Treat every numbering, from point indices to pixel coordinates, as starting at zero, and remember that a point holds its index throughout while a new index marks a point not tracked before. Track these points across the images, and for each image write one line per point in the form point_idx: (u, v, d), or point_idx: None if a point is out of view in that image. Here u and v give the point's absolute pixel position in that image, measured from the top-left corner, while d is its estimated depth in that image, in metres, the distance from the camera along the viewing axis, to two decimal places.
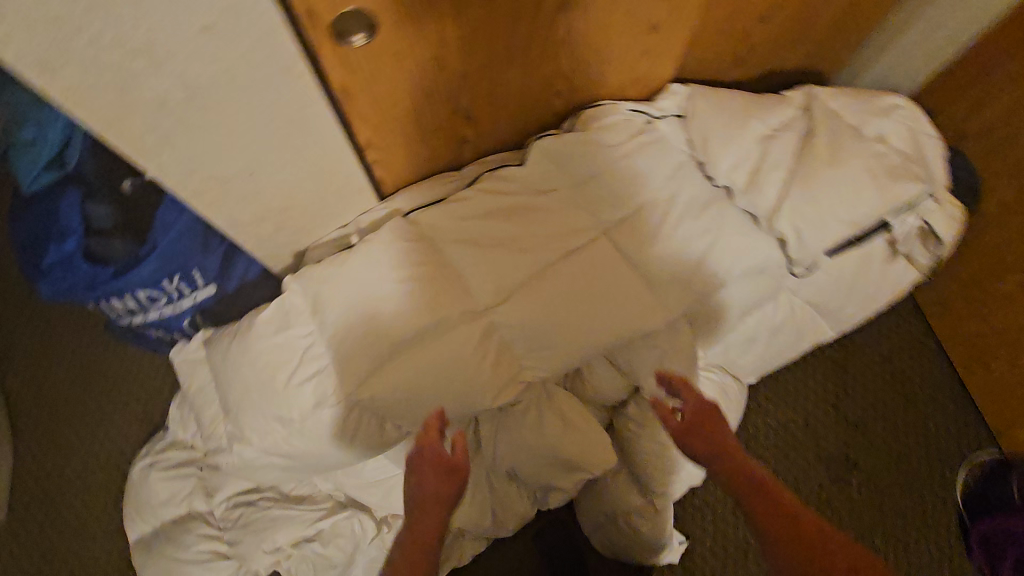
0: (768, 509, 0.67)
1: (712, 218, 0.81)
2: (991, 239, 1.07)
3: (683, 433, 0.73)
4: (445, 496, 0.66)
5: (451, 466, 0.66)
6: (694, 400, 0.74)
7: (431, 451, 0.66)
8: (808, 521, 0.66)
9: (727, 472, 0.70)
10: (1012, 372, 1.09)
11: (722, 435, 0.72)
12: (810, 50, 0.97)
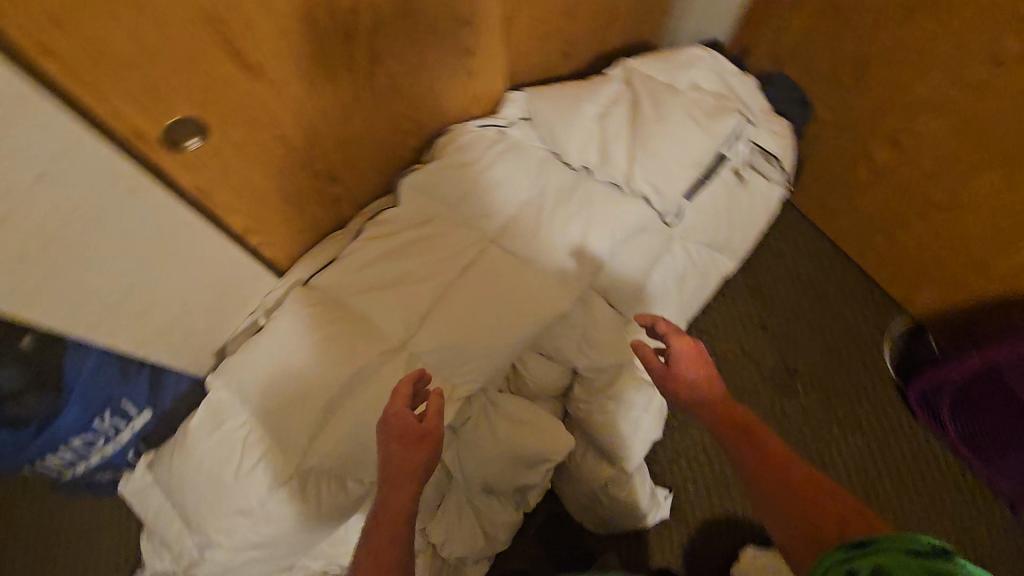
0: (762, 465, 0.69)
1: (582, 198, 0.89)
2: (834, 138, 1.20)
3: (667, 376, 0.78)
4: (414, 464, 0.62)
5: (422, 432, 0.63)
6: (676, 344, 0.78)
7: (399, 416, 0.64)
8: (799, 472, 0.68)
9: (717, 418, 0.75)
10: (892, 245, 1.22)
11: (709, 377, 0.77)
12: (623, 28, 1.07)
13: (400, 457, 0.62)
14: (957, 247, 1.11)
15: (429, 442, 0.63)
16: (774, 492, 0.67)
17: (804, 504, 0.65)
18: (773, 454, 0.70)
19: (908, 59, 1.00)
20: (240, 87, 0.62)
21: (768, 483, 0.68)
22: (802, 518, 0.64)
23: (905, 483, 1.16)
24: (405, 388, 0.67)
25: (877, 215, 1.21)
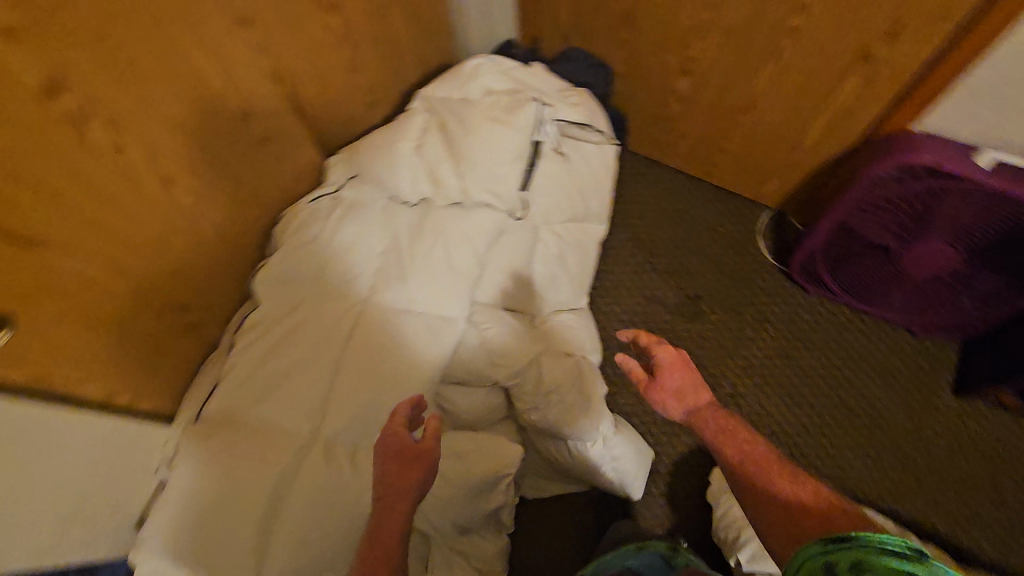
0: (747, 466, 0.73)
1: (433, 228, 0.90)
2: (640, 87, 1.31)
3: (654, 386, 0.81)
4: (409, 482, 0.64)
5: (417, 452, 0.65)
6: (659, 352, 0.83)
7: (394, 436, 0.65)
8: (783, 472, 0.72)
9: (703, 422, 0.78)
10: (726, 156, 1.35)
11: (692, 383, 0.81)
12: (416, 61, 1.12)
13: (392, 471, 0.64)
14: (773, 138, 1.23)
15: (426, 462, 0.64)
16: (761, 487, 0.71)
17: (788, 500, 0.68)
18: (762, 457, 0.74)
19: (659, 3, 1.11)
20: (30, 264, 0.58)
21: (756, 481, 0.71)
22: (785, 508, 0.68)
23: (817, 348, 1.31)
24: (402, 406, 0.68)
25: (702, 137, 1.33)
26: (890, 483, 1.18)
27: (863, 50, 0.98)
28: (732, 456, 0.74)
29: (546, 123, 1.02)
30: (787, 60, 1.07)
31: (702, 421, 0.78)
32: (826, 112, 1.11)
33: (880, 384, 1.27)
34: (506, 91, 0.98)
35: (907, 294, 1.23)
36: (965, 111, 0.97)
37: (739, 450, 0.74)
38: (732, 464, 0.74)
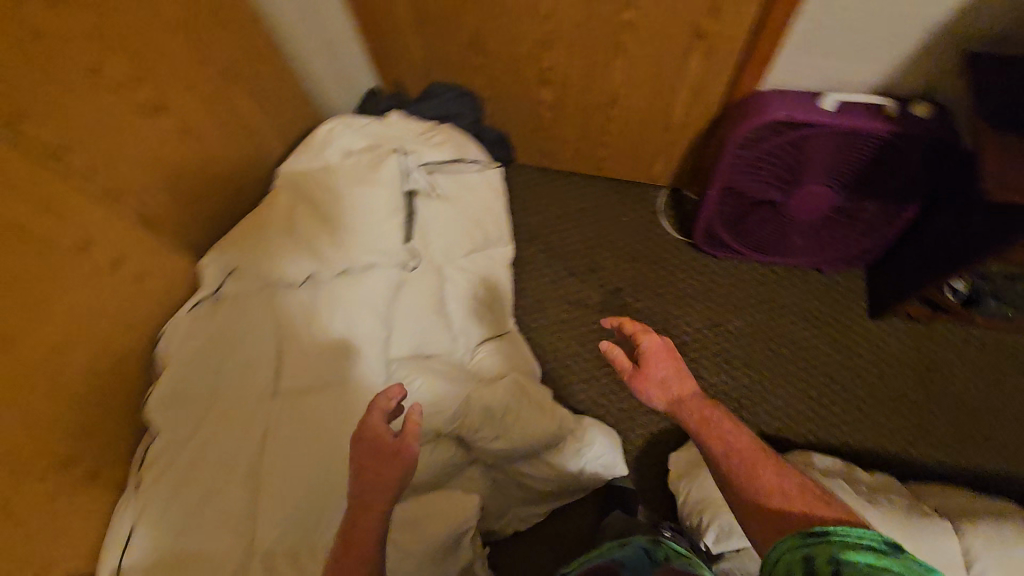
0: (732, 452, 0.73)
1: (321, 305, 0.87)
2: (510, 104, 1.32)
3: (641, 375, 0.81)
4: (387, 479, 0.63)
5: (393, 448, 0.64)
6: (646, 342, 0.83)
7: (374, 432, 0.65)
8: (765, 463, 0.71)
9: (688, 412, 0.78)
10: (609, 150, 1.38)
11: (678, 371, 0.82)
12: (274, 135, 1.08)
13: (368, 461, 0.64)
14: (644, 124, 1.27)
15: (405, 456, 0.63)
16: (742, 478, 0.70)
17: (770, 489, 0.68)
18: (744, 445, 0.73)
19: (499, 27, 1.12)
20: None
21: (737, 470, 0.71)
22: (766, 501, 0.67)
23: (736, 309, 1.37)
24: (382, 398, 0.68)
25: (581, 137, 1.36)
26: (833, 420, 1.26)
27: (695, 33, 1.03)
28: (714, 446, 0.74)
29: (413, 169, 1.01)
30: (632, 53, 1.10)
31: (686, 408, 0.78)
32: (683, 92, 1.16)
33: (803, 329, 1.34)
34: (363, 151, 0.98)
35: (807, 237, 1.29)
36: (824, 60, 1.01)
37: (723, 438, 0.74)
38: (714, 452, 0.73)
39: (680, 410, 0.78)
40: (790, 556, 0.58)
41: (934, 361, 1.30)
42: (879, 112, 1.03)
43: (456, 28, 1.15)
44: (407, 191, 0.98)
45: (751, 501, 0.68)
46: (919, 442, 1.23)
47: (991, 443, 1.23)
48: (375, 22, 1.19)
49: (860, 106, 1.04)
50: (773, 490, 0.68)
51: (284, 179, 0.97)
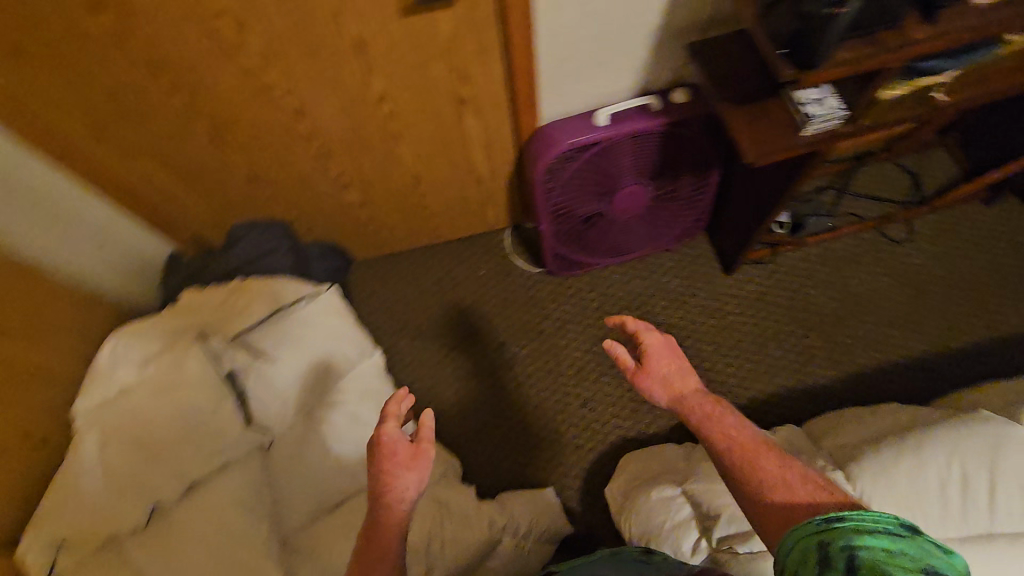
0: (734, 443, 0.71)
1: (167, 545, 0.79)
2: (322, 215, 1.27)
3: (645, 372, 0.80)
4: (401, 485, 0.69)
5: (413, 453, 0.70)
6: (649, 339, 0.81)
7: (388, 444, 0.70)
8: (771, 455, 0.69)
9: (694, 405, 0.76)
10: (437, 218, 1.38)
11: (682, 367, 0.80)
12: (64, 362, 0.95)
13: (388, 467, 0.70)
14: (457, 187, 1.28)
15: (422, 461, 0.70)
16: (744, 469, 0.68)
17: (776, 482, 0.66)
18: (747, 438, 0.71)
19: (273, 156, 1.07)
20: None
21: (741, 460, 0.69)
22: (769, 495, 0.65)
23: (611, 316, 1.41)
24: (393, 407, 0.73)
25: (405, 219, 1.35)
26: (733, 380, 1.34)
27: (455, 103, 1.04)
28: (715, 438, 0.72)
29: (225, 348, 0.98)
30: (414, 134, 1.09)
31: (688, 402, 0.77)
32: (473, 150, 1.18)
33: (676, 310, 1.41)
34: (162, 356, 0.93)
35: (647, 226, 1.35)
36: (590, 81, 1.06)
37: (725, 430, 0.72)
38: (714, 445, 0.72)
39: (682, 405, 0.77)
40: (805, 542, 0.55)
41: (792, 291, 1.42)
42: (647, 111, 1.09)
43: (225, 173, 1.08)
44: (228, 374, 0.96)
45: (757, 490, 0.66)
46: (806, 368, 1.34)
47: (861, 343, 1.36)
48: (139, 193, 1.08)
49: (630, 112, 1.10)
50: (778, 483, 0.65)
51: (82, 419, 0.87)
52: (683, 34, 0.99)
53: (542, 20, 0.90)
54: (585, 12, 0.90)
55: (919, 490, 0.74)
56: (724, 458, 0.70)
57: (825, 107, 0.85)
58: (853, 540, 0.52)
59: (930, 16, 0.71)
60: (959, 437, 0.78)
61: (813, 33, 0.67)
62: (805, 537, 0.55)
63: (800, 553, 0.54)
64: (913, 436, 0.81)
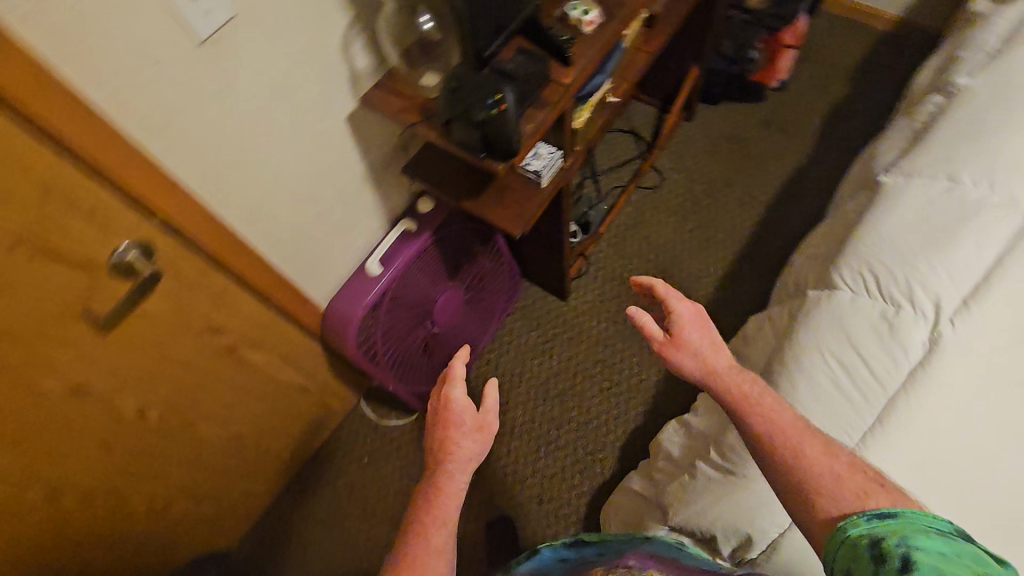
0: (773, 418, 0.67)
1: None
2: (162, 539, 1.05)
3: (678, 346, 0.76)
4: (463, 456, 0.75)
5: (478, 425, 0.77)
6: (678, 310, 0.78)
7: (453, 419, 0.76)
8: (821, 441, 0.64)
9: (730, 377, 0.72)
10: (288, 445, 1.22)
11: (712, 336, 0.77)
12: None
13: (455, 429, 0.76)
14: (285, 408, 1.14)
15: (486, 437, 0.77)
16: (793, 460, 0.63)
17: (831, 476, 0.61)
18: (794, 424, 0.66)
19: (58, 543, 0.85)
20: None
21: (782, 448, 0.65)
22: (815, 490, 0.61)
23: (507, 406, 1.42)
24: (459, 367, 0.77)
25: (256, 469, 1.17)
26: (634, 380, 1.43)
27: (229, 355, 0.93)
28: (748, 414, 0.68)
29: None
30: (207, 407, 0.95)
31: (723, 369, 0.73)
32: (278, 374, 1.06)
33: (551, 362, 1.46)
34: None
35: (478, 314, 1.35)
36: (341, 247, 1.02)
37: (767, 408, 0.68)
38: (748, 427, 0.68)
39: (717, 371, 0.73)
40: (858, 534, 0.56)
41: (620, 278, 1.53)
42: (410, 236, 1.07)
43: None
44: None
45: (802, 476, 0.63)
46: None
47: (693, 281, 1.51)
48: None
49: (398, 245, 1.07)
50: (833, 479, 0.61)
51: None
52: (390, 164, 0.99)
53: (258, 240, 0.84)
54: (295, 208, 0.86)
55: (829, 403, 0.80)
56: (761, 441, 0.66)
57: (542, 157, 0.90)
58: (910, 536, 0.54)
59: (565, 60, 0.77)
60: (895, 356, 0.80)
61: (496, 138, 0.70)
62: (857, 530, 0.56)
63: (849, 545, 0.56)
64: (860, 354, 0.82)
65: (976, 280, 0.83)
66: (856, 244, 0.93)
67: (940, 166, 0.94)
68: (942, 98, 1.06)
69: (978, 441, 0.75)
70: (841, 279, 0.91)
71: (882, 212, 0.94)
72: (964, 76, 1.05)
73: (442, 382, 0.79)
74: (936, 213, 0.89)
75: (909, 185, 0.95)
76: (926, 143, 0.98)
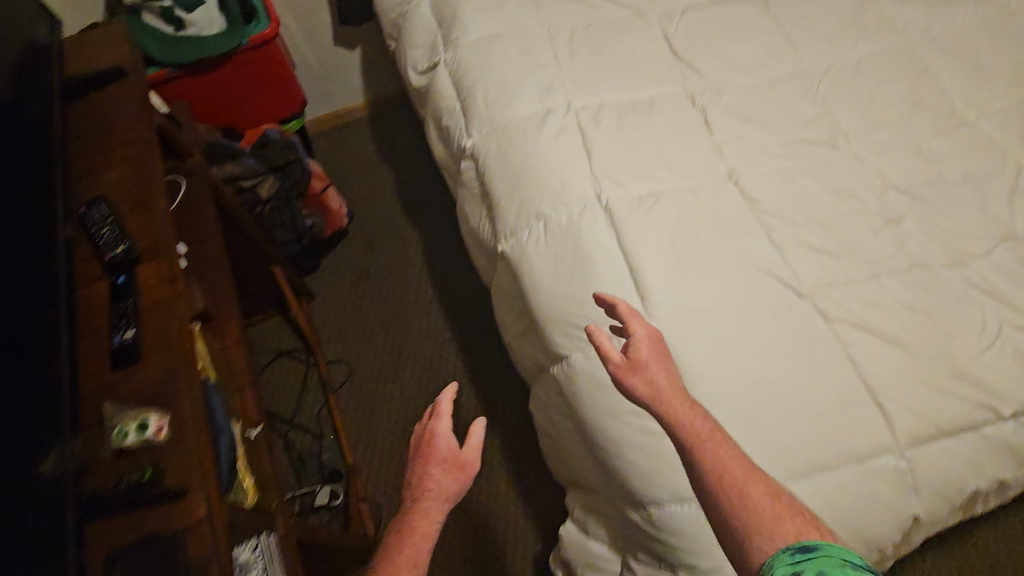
0: (713, 460, 0.66)
1: None
2: None
3: (636, 368, 0.76)
4: (442, 492, 0.74)
5: (458, 463, 0.77)
6: (638, 332, 0.79)
7: (438, 459, 0.77)
8: (761, 483, 0.64)
9: (681, 407, 0.71)
10: None
11: (667, 366, 0.77)
12: None
13: (436, 465, 0.76)
14: None
15: (465, 472, 0.77)
16: (731, 501, 0.63)
17: (769, 515, 0.61)
18: (739, 460, 0.66)
19: None
20: None
21: (724, 488, 0.64)
22: (753, 532, 0.60)
23: None
24: (446, 404, 0.77)
25: None
26: (511, 534, 1.31)
27: None
28: (685, 447, 0.69)
29: None
30: None
31: (675, 394, 0.73)
32: None
33: None
34: None
35: None
36: None
37: (710, 447, 0.67)
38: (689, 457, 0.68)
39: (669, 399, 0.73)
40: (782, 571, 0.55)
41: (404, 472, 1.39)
42: None
43: None
44: None
45: (743, 521, 0.61)
46: (489, 465, 1.38)
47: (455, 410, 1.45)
48: None
49: None
50: (773, 519, 0.60)
51: None
52: None
53: None
54: None
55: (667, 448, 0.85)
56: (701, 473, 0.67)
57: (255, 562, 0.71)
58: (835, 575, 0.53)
59: (177, 496, 0.59)
60: None
61: None
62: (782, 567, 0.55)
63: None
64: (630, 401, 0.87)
65: (627, 274, 0.92)
66: (542, 311, 0.97)
67: (525, 213, 1.03)
68: (468, 162, 1.18)
69: (750, 376, 0.82)
70: (562, 346, 0.95)
71: (532, 274, 1.00)
72: (466, 138, 1.18)
73: (429, 414, 0.79)
74: (559, 247, 0.98)
75: (521, 242, 1.03)
76: (497, 203, 1.08)
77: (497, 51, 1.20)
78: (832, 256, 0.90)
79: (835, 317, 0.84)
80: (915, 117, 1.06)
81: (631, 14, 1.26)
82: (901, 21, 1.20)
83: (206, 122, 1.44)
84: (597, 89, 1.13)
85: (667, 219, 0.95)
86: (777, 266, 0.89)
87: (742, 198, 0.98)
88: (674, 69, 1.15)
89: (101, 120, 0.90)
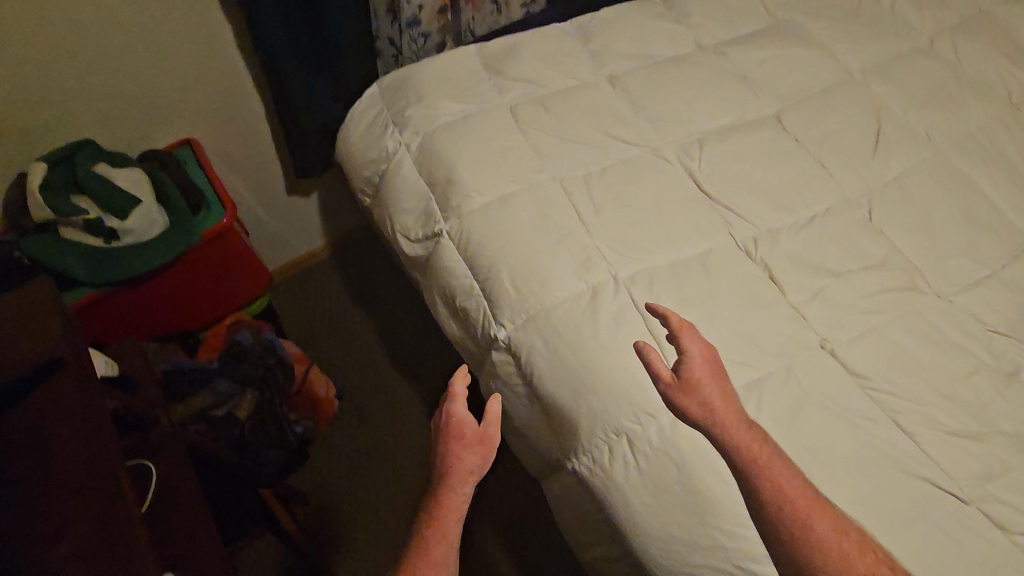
0: (778, 488, 0.60)
1: None
2: None
3: (689, 389, 0.67)
4: (463, 468, 0.66)
5: (479, 438, 0.68)
6: (690, 349, 0.69)
7: (453, 433, 0.67)
8: (831, 518, 0.58)
9: (739, 433, 0.64)
10: None
11: (722, 381, 0.68)
12: None
13: (454, 443, 0.67)
14: None
15: (488, 449, 0.68)
16: (796, 528, 0.58)
17: (843, 562, 0.55)
18: (805, 494, 0.60)
19: None
20: None
21: (791, 521, 0.58)
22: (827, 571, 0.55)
23: None
24: (458, 384, 0.69)
25: None
26: None
27: None
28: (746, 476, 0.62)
29: None
30: None
31: (732, 419, 0.65)
32: None
33: None
34: None
35: None
36: None
37: (771, 476, 0.61)
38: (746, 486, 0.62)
39: (725, 423, 0.64)
40: None
41: None
42: None
43: None
44: None
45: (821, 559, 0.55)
46: None
47: None
48: None
49: None
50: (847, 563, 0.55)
51: None
52: None
53: None
54: None
55: None
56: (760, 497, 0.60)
57: None
58: None
59: None
60: None
61: None
62: None
63: None
64: None
65: None
66: (654, 558, 0.80)
67: (601, 428, 0.85)
68: (502, 352, 0.98)
69: None
70: None
71: (629, 511, 0.81)
72: (495, 325, 0.99)
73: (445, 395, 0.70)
74: (660, 474, 0.81)
75: (603, 464, 0.85)
76: (558, 413, 0.89)
77: (512, 217, 1.04)
78: (975, 439, 0.79)
79: (1014, 528, 0.73)
80: (981, 239, 0.99)
81: (645, 151, 1.13)
82: (921, 127, 1.14)
83: (150, 332, 1.18)
84: (638, 251, 0.99)
85: (779, 421, 0.80)
86: (923, 466, 0.77)
87: (848, 375, 0.85)
88: (714, 216, 1.03)
89: (36, 451, 0.63)
